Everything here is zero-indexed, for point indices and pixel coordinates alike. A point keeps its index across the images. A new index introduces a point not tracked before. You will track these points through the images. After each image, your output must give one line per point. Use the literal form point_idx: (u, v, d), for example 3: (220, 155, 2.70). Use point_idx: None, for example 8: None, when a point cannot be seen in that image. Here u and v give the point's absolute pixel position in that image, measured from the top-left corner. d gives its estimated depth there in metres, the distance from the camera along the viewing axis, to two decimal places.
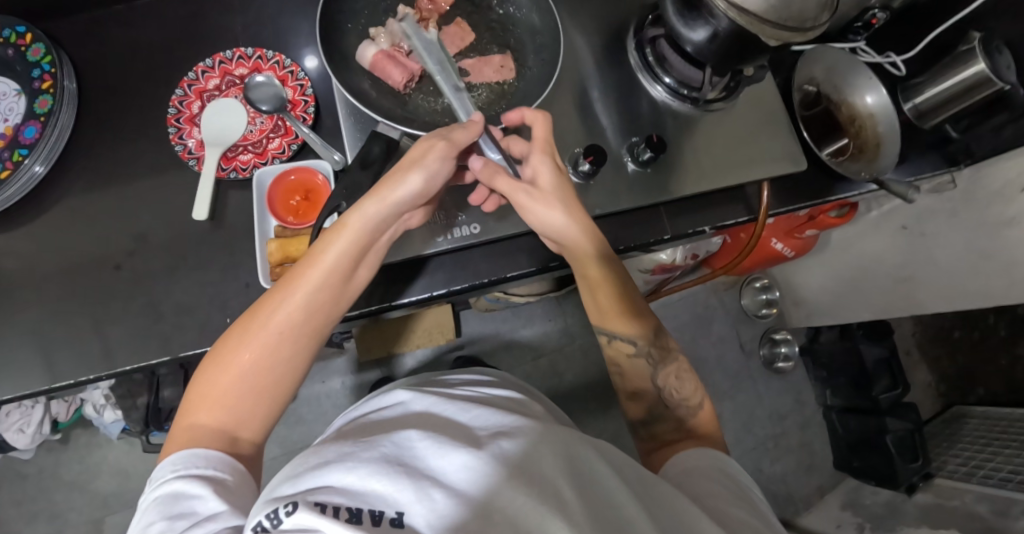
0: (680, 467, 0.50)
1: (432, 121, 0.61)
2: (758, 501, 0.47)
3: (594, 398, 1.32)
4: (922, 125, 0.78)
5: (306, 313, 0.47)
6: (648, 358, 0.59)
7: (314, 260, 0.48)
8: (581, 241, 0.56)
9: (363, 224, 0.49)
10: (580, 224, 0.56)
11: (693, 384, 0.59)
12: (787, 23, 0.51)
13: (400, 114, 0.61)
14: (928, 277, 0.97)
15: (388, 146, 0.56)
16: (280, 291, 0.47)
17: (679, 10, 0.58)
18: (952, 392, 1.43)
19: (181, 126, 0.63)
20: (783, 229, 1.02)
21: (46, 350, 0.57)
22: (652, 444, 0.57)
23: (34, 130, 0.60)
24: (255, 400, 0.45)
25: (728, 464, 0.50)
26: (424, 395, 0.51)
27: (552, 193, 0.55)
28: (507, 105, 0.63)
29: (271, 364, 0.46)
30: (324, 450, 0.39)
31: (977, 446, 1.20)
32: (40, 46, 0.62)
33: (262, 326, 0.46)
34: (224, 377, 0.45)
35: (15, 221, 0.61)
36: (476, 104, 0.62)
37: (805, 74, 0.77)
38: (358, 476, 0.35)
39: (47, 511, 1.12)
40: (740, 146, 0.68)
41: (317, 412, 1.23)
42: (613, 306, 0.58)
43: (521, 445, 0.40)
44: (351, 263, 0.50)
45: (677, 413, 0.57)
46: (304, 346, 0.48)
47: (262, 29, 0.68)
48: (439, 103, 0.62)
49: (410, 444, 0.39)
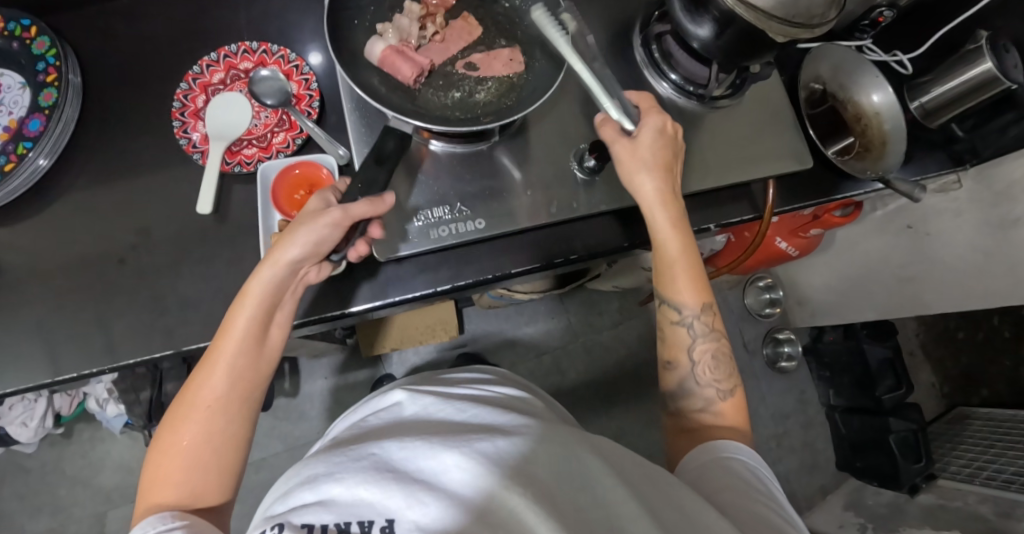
0: (697, 460, 0.51)
1: (444, 115, 0.59)
2: (772, 483, 0.49)
3: (596, 396, 1.32)
4: (929, 124, 0.77)
5: (229, 383, 0.45)
6: (696, 329, 0.57)
7: (223, 333, 0.46)
8: (661, 202, 0.55)
9: (267, 289, 0.47)
10: (663, 185, 0.55)
11: (728, 365, 0.57)
12: (795, 19, 0.51)
13: (411, 109, 0.59)
14: (932, 277, 0.97)
15: (401, 142, 0.55)
16: (197, 371, 0.45)
17: (685, 5, 0.58)
18: (956, 393, 1.42)
19: (186, 120, 0.63)
20: (788, 228, 1.02)
21: (50, 343, 0.57)
22: (682, 421, 0.56)
23: (39, 123, 0.60)
24: (204, 475, 0.43)
25: (745, 451, 0.50)
26: (420, 397, 0.53)
27: (645, 152, 0.55)
28: (517, 96, 0.61)
29: (205, 442, 0.44)
30: (320, 463, 0.43)
31: (980, 447, 1.20)
32: (45, 39, 0.62)
33: (188, 407, 0.44)
34: (164, 466, 0.43)
35: (20, 214, 0.61)
36: (487, 97, 0.61)
37: (811, 72, 0.77)
38: (347, 487, 0.39)
39: (50, 504, 1.13)
40: (746, 143, 0.68)
41: (319, 408, 1.23)
42: (678, 265, 0.55)
43: (511, 444, 0.42)
44: (263, 322, 0.47)
45: (708, 392, 0.56)
46: (239, 417, 0.46)
47: (268, 24, 0.68)
48: (449, 98, 0.61)
49: (398, 451, 0.42)
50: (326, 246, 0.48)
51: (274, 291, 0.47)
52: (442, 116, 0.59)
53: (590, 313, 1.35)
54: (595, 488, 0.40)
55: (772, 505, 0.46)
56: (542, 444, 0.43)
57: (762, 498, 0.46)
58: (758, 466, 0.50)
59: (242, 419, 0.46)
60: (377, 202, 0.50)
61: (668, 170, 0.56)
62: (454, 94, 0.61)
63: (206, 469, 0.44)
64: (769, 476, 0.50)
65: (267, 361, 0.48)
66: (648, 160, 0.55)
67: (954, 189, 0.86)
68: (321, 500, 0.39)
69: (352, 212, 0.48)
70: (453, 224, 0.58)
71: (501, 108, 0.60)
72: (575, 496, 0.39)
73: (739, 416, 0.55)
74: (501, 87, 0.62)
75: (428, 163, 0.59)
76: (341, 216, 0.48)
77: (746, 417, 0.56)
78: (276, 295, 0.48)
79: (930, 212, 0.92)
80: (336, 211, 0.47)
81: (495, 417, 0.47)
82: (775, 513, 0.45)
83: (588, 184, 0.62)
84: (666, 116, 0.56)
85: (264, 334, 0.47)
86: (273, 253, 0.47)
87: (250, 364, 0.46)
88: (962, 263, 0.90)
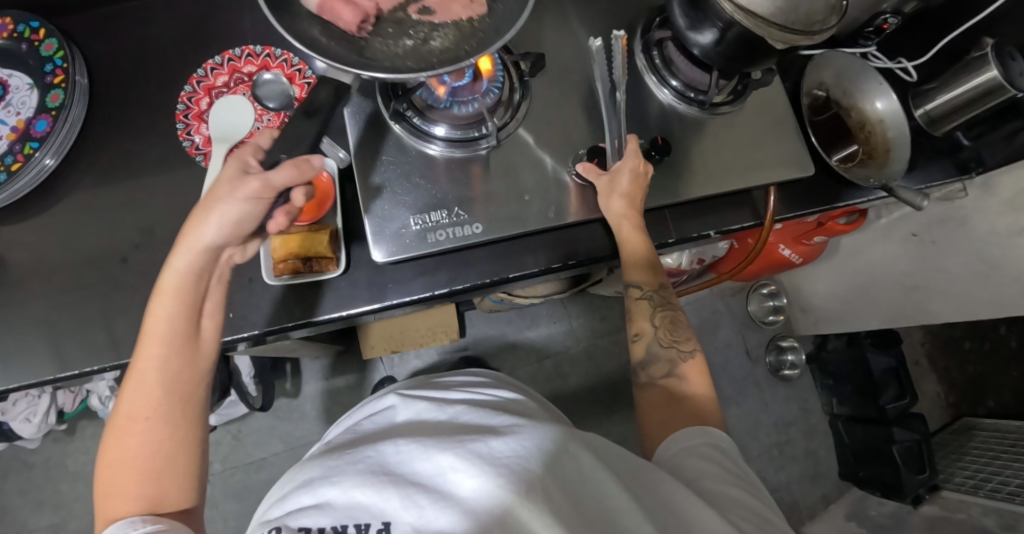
0: (673, 448, 0.51)
1: (393, 62, 0.53)
2: (744, 465, 0.51)
3: (597, 401, 1.31)
4: (933, 131, 0.76)
5: (164, 388, 0.45)
6: (655, 300, 0.60)
7: (146, 340, 0.45)
8: (627, 215, 0.59)
9: (183, 282, 0.46)
10: (630, 201, 0.59)
11: (686, 331, 0.60)
12: (795, 26, 0.51)
13: (356, 56, 0.52)
14: (938, 285, 0.96)
15: (336, 92, 0.53)
16: (128, 382, 0.45)
17: (685, 12, 0.58)
18: (963, 403, 1.40)
19: (189, 122, 0.64)
20: (791, 235, 1.02)
21: (53, 341, 0.57)
22: (652, 390, 0.57)
23: (45, 124, 0.61)
24: (161, 483, 0.44)
25: (722, 438, 0.51)
26: (414, 401, 0.54)
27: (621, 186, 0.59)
28: (477, 40, 0.55)
29: (154, 451, 0.44)
30: (319, 466, 0.44)
31: (986, 458, 1.18)
32: (53, 41, 0.64)
33: (125, 423, 0.44)
34: (117, 483, 0.43)
35: (26, 213, 0.62)
36: (442, 43, 0.55)
37: (814, 79, 0.76)
38: (344, 489, 0.39)
39: (53, 500, 1.14)
40: (747, 150, 0.68)
41: (320, 409, 1.24)
42: (641, 261, 0.59)
43: (507, 441, 0.42)
44: (190, 321, 0.47)
45: (670, 355, 0.58)
46: (182, 411, 0.46)
47: (272, 27, 0.69)
48: (399, 47, 0.55)
49: (393, 454, 0.42)
50: (246, 226, 0.47)
51: (194, 285, 0.47)
52: (391, 63, 0.52)
53: (592, 317, 1.35)
54: (592, 485, 0.41)
55: (747, 489, 0.47)
56: (536, 438, 0.43)
57: (739, 484, 0.47)
58: (733, 452, 0.51)
59: (186, 418, 0.46)
60: (301, 167, 0.48)
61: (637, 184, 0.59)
62: (405, 43, 0.55)
63: (160, 477, 0.44)
64: (741, 459, 0.51)
65: (202, 359, 0.48)
66: (620, 189, 0.58)
67: (959, 197, 0.85)
68: (321, 503, 0.40)
69: (274, 181, 0.46)
70: (451, 228, 0.58)
71: (457, 53, 0.54)
72: (573, 492, 0.40)
73: (703, 378, 0.57)
74: (459, 33, 0.56)
75: (427, 167, 0.60)
76: (262, 187, 0.46)
77: (709, 378, 0.58)
78: (195, 287, 0.47)
79: (935, 221, 0.91)
80: (255, 181, 0.45)
81: (486, 416, 0.48)
82: (750, 498, 0.47)
83: (587, 190, 0.62)
84: (640, 158, 0.59)
85: (194, 331, 0.47)
86: (188, 239, 0.46)
87: (183, 365, 0.46)
88: (967, 271, 0.90)
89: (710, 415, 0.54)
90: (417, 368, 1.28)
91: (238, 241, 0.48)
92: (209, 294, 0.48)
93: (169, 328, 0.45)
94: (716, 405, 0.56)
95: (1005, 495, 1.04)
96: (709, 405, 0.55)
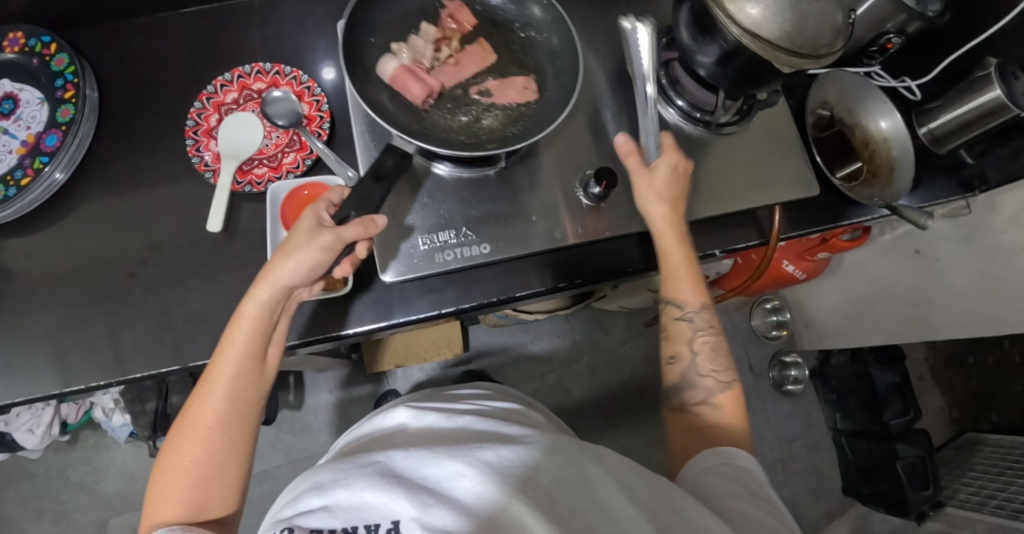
0: (692, 470, 0.51)
1: (447, 137, 0.59)
2: (770, 491, 0.49)
3: (600, 415, 1.31)
4: (938, 150, 0.77)
5: (229, 402, 0.45)
6: (695, 324, 0.59)
7: (218, 356, 0.46)
8: (666, 221, 0.59)
9: (261, 310, 0.46)
10: (669, 206, 0.59)
11: (725, 360, 0.59)
12: (800, 50, 0.52)
13: (417, 130, 0.59)
14: (942, 301, 0.96)
15: (401, 160, 0.56)
16: (197, 391, 0.45)
17: (691, 33, 0.58)
18: (967, 418, 1.40)
19: (199, 138, 0.64)
20: (794, 252, 1.02)
21: (59, 356, 0.57)
22: (685, 414, 0.57)
23: (56, 139, 0.62)
24: (207, 492, 0.44)
25: (742, 457, 0.51)
26: (423, 412, 0.53)
27: (660, 183, 0.59)
28: (523, 127, 0.61)
29: (209, 457, 0.44)
30: (326, 471, 0.42)
31: (990, 474, 1.18)
32: (64, 56, 0.64)
33: (189, 427, 0.44)
34: (169, 485, 0.43)
35: (34, 226, 0.62)
36: (492, 124, 0.61)
37: (819, 97, 0.77)
38: (351, 491, 0.39)
39: (53, 510, 1.13)
40: (751, 170, 0.68)
41: (323, 422, 1.23)
42: (680, 276, 0.59)
43: (515, 453, 0.42)
44: (261, 346, 0.47)
45: (707, 383, 0.58)
46: (241, 432, 0.46)
47: (281, 45, 0.69)
48: (456, 121, 0.61)
49: (402, 459, 0.42)
50: (320, 269, 0.48)
51: (271, 313, 0.47)
52: (444, 136, 0.59)
53: (595, 332, 1.35)
54: (599, 497, 0.40)
55: (766, 511, 0.46)
56: (543, 452, 0.43)
57: (757, 503, 0.46)
58: (757, 476, 0.50)
59: (242, 439, 0.46)
60: (370, 224, 0.49)
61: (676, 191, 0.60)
62: (460, 118, 0.61)
63: (207, 484, 0.44)
64: (767, 485, 0.50)
65: (263, 382, 0.48)
66: (657, 192, 0.58)
67: (963, 215, 0.86)
68: (327, 504, 0.38)
69: (346, 235, 0.47)
70: (458, 249, 0.58)
71: (506, 136, 0.60)
72: (578, 503, 0.39)
73: (738, 409, 0.56)
74: (509, 116, 0.62)
75: (433, 187, 0.60)
76: (334, 241, 0.47)
77: (743, 411, 0.57)
78: (270, 318, 0.47)
79: (938, 237, 0.91)
80: (328, 234, 0.47)
81: (496, 428, 0.48)
82: (769, 518, 0.45)
83: (593, 210, 0.62)
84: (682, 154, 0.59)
85: (262, 355, 0.47)
86: (269, 275, 0.46)
87: (250, 385, 0.46)
88: (970, 288, 0.90)
89: (742, 444, 0.54)
90: (420, 381, 1.28)
91: (310, 281, 0.49)
92: (279, 323, 0.49)
93: (244, 358, 0.46)
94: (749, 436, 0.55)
95: (1010, 512, 1.04)
96: (743, 436, 0.55)
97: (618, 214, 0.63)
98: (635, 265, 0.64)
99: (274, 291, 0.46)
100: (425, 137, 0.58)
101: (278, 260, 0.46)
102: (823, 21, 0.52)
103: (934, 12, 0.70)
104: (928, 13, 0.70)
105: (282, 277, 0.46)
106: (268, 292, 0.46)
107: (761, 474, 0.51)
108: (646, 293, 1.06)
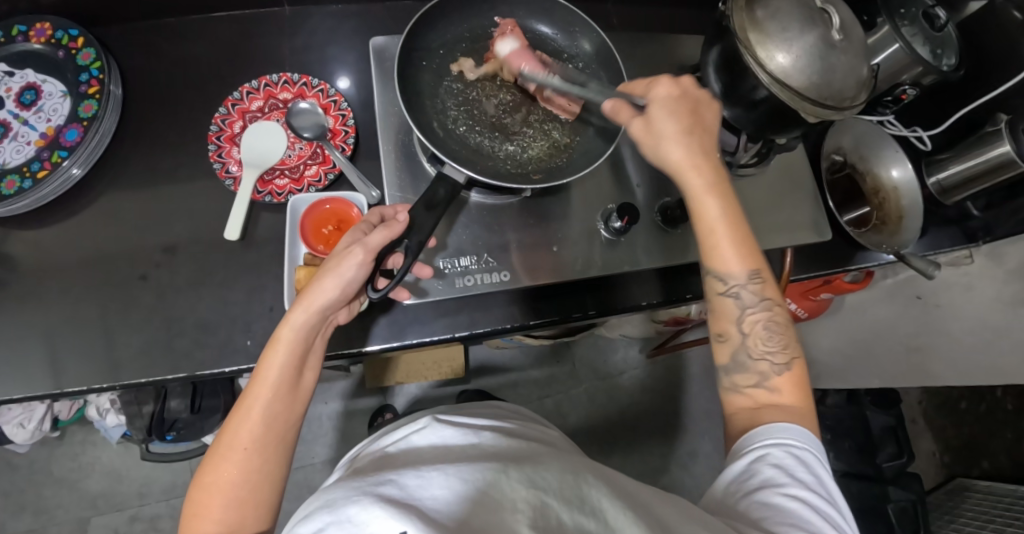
0: (743, 448, 0.46)
1: (493, 165, 0.61)
2: (832, 484, 0.44)
3: (594, 440, 1.31)
4: (945, 200, 0.78)
5: (266, 422, 0.44)
6: (744, 298, 0.50)
7: (256, 379, 0.45)
8: (692, 166, 0.50)
9: (299, 335, 0.47)
10: (692, 148, 0.51)
11: (786, 337, 0.50)
12: (826, 101, 0.53)
13: (465, 156, 0.61)
14: (941, 349, 0.97)
15: (453, 190, 0.55)
16: (234, 414, 0.44)
17: (720, 76, 0.59)
18: (956, 463, 1.41)
19: (221, 144, 0.64)
20: (798, 290, 1.03)
21: (64, 355, 0.56)
22: (734, 401, 0.50)
23: (76, 134, 0.61)
24: (241, 512, 0.42)
25: (804, 439, 0.45)
26: (444, 428, 0.51)
27: (659, 128, 0.51)
28: (567, 158, 0.63)
29: (244, 477, 0.42)
30: (339, 488, 0.39)
31: (978, 522, 1.17)
32: (91, 51, 0.63)
33: (224, 448, 0.43)
34: (204, 503, 0.41)
35: (43, 222, 0.61)
36: (535, 156, 0.63)
37: (834, 143, 0.77)
38: (363, 506, 0.35)
39: (34, 505, 1.11)
40: (766, 213, 0.70)
41: (316, 432, 1.22)
42: (716, 236, 0.50)
43: (526, 475, 0.40)
44: (296, 370, 0.46)
45: (761, 367, 0.49)
46: (278, 449, 0.45)
47: (312, 57, 0.70)
48: (501, 150, 0.63)
49: (413, 477, 0.39)
50: (352, 288, 0.49)
51: (308, 337, 0.47)
52: (490, 166, 0.61)
53: (595, 358, 1.36)
54: (603, 515, 0.38)
55: (819, 510, 0.41)
56: (554, 471, 0.42)
57: (811, 502, 0.41)
58: (819, 464, 0.44)
59: (277, 460, 0.44)
60: (392, 224, 0.50)
61: (692, 126, 0.52)
62: (507, 147, 0.63)
63: (243, 505, 0.42)
64: (830, 476, 0.44)
65: (299, 402, 0.47)
66: (667, 131, 0.51)
67: (965, 264, 0.86)
68: (338, 519, 0.34)
69: (372, 243, 0.48)
70: (480, 274, 0.60)
71: (550, 166, 0.63)
72: (583, 522, 0.37)
73: (799, 394, 0.49)
74: (550, 148, 0.64)
75: (461, 210, 0.62)
76: (364, 253, 0.48)
77: (806, 393, 0.49)
78: (306, 340, 0.48)
79: (941, 285, 0.91)
80: (357, 248, 0.47)
81: (514, 451, 0.47)
82: (822, 522, 0.40)
83: (607, 242, 0.63)
84: (672, 82, 0.53)
85: (298, 376, 0.47)
86: (307, 297, 0.47)
87: (286, 407, 0.45)
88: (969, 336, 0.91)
89: (808, 428, 0.47)
90: (418, 396, 1.28)
91: (345, 303, 0.50)
92: (314, 346, 0.49)
93: (280, 380, 0.45)
94: (813, 413, 0.49)
95: None
96: (808, 421, 0.47)
97: (633, 249, 0.64)
98: (645, 298, 0.66)
99: (312, 314, 0.47)
100: (473, 167, 0.60)
101: (317, 281, 0.47)
102: (848, 75, 0.54)
103: (949, 66, 0.67)
104: (944, 67, 0.66)
105: (319, 299, 0.47)
106: (307, 314, 0.46)
107: (824, 461, 0.45)
108: (648, 321, 1.07)
